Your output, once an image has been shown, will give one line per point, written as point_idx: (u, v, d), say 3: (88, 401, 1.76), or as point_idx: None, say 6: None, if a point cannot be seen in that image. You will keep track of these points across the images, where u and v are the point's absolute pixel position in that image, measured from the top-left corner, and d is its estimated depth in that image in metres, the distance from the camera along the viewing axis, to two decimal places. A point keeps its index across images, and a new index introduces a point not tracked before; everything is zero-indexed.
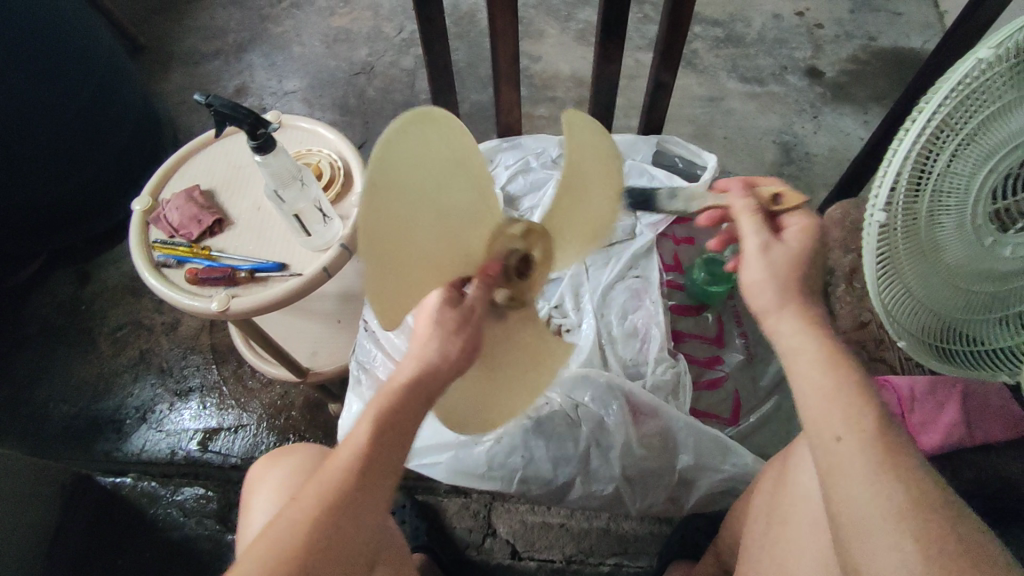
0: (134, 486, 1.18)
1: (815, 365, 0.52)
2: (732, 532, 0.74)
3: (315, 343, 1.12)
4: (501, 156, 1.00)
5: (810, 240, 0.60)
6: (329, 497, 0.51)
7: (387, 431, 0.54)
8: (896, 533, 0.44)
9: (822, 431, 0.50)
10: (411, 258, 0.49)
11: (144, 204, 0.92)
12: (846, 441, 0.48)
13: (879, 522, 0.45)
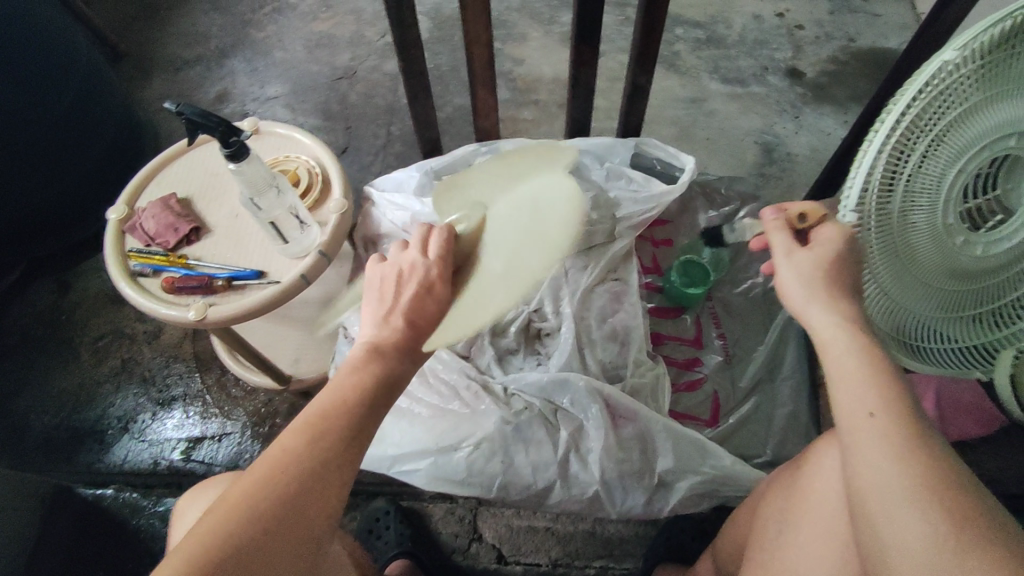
0: (117, 496, 1.17)
1: (852, 356, 0.57)
2: (734, 535, 0.75)
3: (297, 350, 1.11)
4: (478, 161, 0.98)
5: (846, 244, 0.71)
6: (283, 468, 0.50)
7: (344, 409, 0.55)
8: (918, 497, 0.47)
9: (854, 411, 0.54)
10: None
11: (120, 212, 0.91)
12: (878, 418, 0.52)
13: (902, 488, 0.48)
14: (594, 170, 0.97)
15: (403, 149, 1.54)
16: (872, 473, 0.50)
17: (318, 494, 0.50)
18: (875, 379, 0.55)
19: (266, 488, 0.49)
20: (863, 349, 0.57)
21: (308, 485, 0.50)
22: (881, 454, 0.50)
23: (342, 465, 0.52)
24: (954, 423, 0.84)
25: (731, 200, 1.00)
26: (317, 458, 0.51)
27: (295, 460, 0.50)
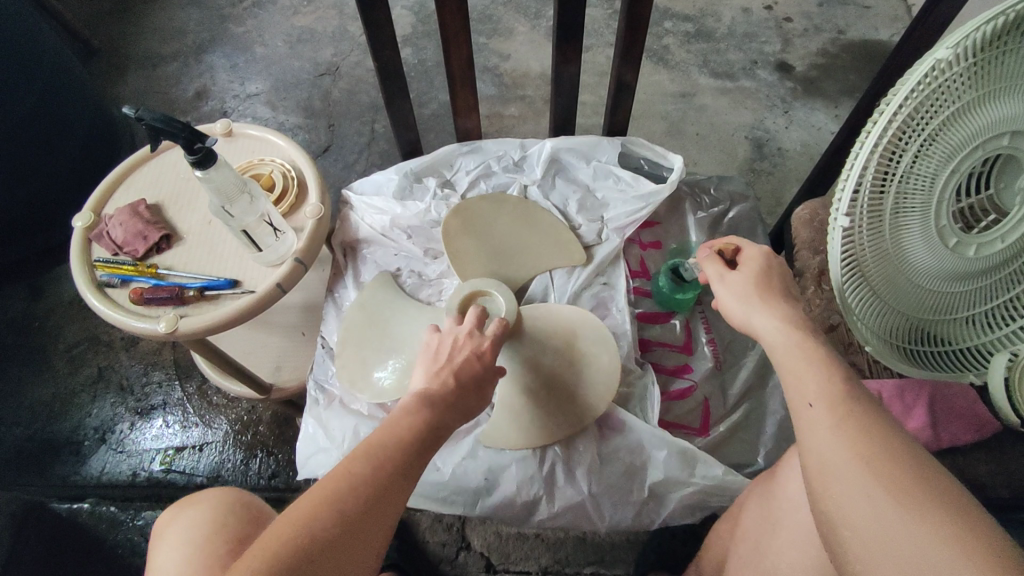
0: (93, 511, 1.13)
1: (792, 354, 0.53)
2: (717, 549, 0.72)
3: (277, 358, 1.08)
4: (461, 161, 0.95)
5: (763, 263, 0.64)
6: (337, 496, 0.50)
7: (398, 442, 0.54)
8: (861, 476, 0.43)
9: (797, 398, 0.50)
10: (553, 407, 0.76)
11: (86, 219, 0.87)
12: (816, 404, 0.48)
13: (847, 461, 0.44)
14: (580, 169, 0.95)
15: (387, 148, 1.51)
16: (821, 460, 0.46)
17: (370, 526, 0.50)
18: (826, 371, 0.50)
19: (317, 515, 0.48)
20: (801, 343, 0.54)
21: (360, 516, 0.49)
22: (827, 438, 0.46)
23: (392, 497, 0.52)
24: (948, 429, 0.80)
25: (720, 200, 0.98)
26: (368, 490, 0.51)
27: (350, 488, 0.50)
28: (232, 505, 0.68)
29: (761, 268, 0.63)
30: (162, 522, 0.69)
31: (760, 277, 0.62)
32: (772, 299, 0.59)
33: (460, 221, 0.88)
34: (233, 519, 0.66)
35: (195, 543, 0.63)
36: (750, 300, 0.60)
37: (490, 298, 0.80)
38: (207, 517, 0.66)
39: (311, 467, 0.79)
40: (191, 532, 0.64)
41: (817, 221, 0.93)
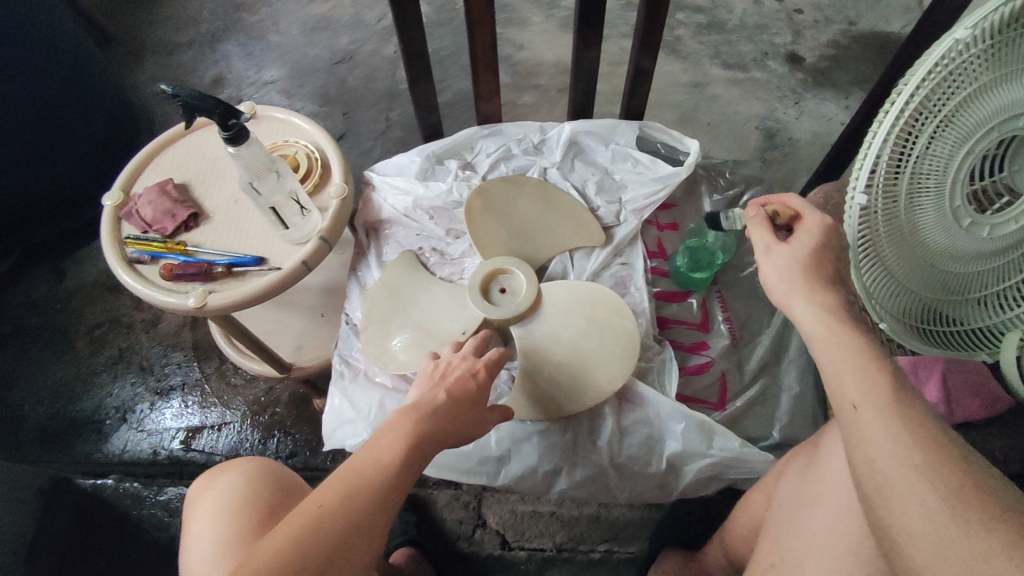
0: (118, 487, 1.16)
1: (840, 351, 0.54)
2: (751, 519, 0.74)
3: (298, 337, 1.10)
4: (482, 143, 0.98)
5: (813, 241, 0.64)
6: (313, 531, 0.50)
7: (374, 475, 0.55)
8: (919, 485, 0.44)
9: (844, 401, 0.51)
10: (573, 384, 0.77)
11: (115, 198, 0.89)
12: (863, 410, 0.49)
13: (902, 470, 0.45)
14: (599, 153, 0.98)
15: (402, 135, 1.53)
16: (879, 461, 0.46)
17: (346, 565, 0.50)
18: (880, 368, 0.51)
19: (293, 551, 0.49)
20: (842, 339, 0.54)
21: (336, 554, 0.50)
22: (884, 439, 0.47)
23: (369, 534, 0.52)
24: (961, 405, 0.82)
25: (735, 183, 1.00)
26: (344, 527, 0.51)
27: (326, 524, 0.51)
28: (264, 473, 0.72)
29: (817, 248, 0.64)
30: (193, 494, 0.72)
31: (817, 256, 0.64)
32: (822, 286, 0.61)
33: (479, 204, 0.89)
34: (265, 487, 0.70)
35: (230, 510, 0.67)
36: (803, 281, 0.62)
37: (512, 276, 0.85)
38: (241, 484, 0.70)
39: (336, 438, 0.82)
40: (225, 498, 0.68)
41: (831, 204, 0.95)
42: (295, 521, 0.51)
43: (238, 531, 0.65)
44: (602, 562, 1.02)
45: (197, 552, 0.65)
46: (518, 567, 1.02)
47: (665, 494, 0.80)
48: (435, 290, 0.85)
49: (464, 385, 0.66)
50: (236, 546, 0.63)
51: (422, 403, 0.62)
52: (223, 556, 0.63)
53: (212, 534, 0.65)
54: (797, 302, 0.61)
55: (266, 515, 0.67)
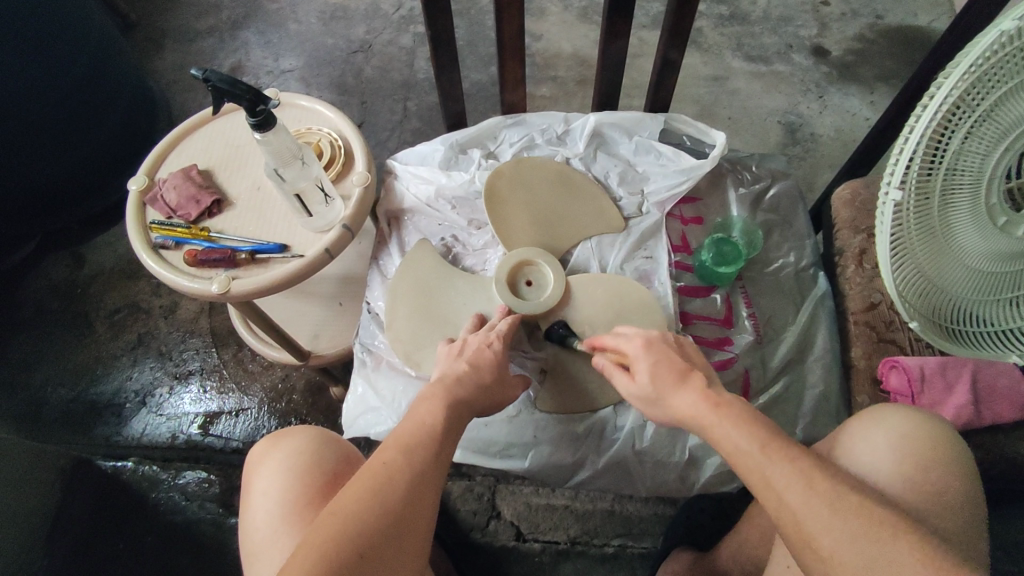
0: (136, 470, 1.18)
1: (736, 418, 0.54)
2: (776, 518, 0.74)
3: (316, 326, 1.10)
4: (506, 133, 0.98)
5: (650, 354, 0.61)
6: (378, 490, 0.54)
7: (422, 439, 0.59)
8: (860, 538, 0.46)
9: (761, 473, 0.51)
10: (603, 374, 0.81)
11: (140, 183, 0.90)
12: (780, 466, 0.50)
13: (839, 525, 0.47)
14: (623, 144, 0.97)
15: (420, 126, 1.52)
16: (810, 536, 0.47)
17: (414, 519, 0.54)
18: (763, 443, 0.52)
19: (362, 510, 0.53)
20: (730, 404, 0.55)
21: (403, 510, 0.54)
22: (804, 509, 0.48)
23: (427, 491, 0.56)
24: (989, 408, 0.78)
25: (761, 177, 0.99)
26: (405, 486, 0.55)
27: (389, 485, 0.55)
28: (327, 439, 0.74)
29: (652, 364, 0.60)
30: (256, 452, 0.75)
31: (658, 362, 0.61)
32: (679, 379, 0.58)
33: (498, 183, 0.88)
34: (328, 452, 0.73)
35: (297, 469, 0.70)
36: (662, 383, 0.59)
37: (538, 268, 0.86)
38: (305, 448, 0.72)
39: (360, 425, 0.85)
40: (291, 460, 0.71)
41: (858, 201, 0.94)
42: (358, 484, 0.55)
43: (306, 494, 0.68)
44: (616, 556, 1.01)
45: (264, 510, 0.68)
46: (533, 559, 1.02)
47: (686, 487, 0.82)
48: (457, 283, 0.85)
49: (482, 354, 0.70)
50: (305, 508, 0.67)
51: (445, 374, 0.67)
52: (291, 516, 0.67)
53: (279, 494, 0.69)
54: (668, 403, 0.59)
55: (331, 481, 0.70)
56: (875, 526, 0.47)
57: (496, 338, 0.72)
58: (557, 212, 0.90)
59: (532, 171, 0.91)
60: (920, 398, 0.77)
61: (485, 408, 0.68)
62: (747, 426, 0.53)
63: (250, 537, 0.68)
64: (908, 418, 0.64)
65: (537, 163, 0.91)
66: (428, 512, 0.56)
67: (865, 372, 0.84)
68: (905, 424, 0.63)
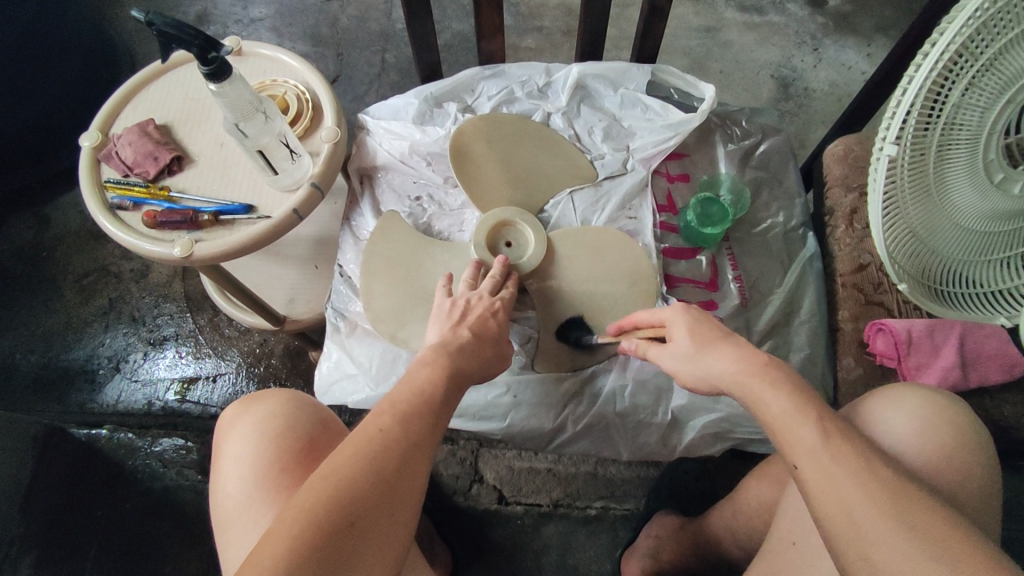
0: (111, 437, 1.15)
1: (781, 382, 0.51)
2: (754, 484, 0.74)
3: (291, 290, 1.06)
4: (483, 85, 0.93)
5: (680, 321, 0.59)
6: (371, 456, 0.51)
7: (418, 407, 0.56)
8: (889, 518, 0.43)
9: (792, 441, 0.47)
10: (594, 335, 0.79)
11: (93, 139, 0.84)
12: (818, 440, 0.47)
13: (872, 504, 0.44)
14: (607, 97, 0.93)
15: (398, 80, 1.45)
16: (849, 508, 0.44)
17: (404, 488, 0.51)
18: (813, 417, 0.48)
19: (352, 474, 0.50)
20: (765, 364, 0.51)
21: (393, 480, 0.51)
22: (844, 484, 0.45)
23: (418, 463, 0.53)
24: (977, 371, 0.76)
25: (751, 133, 0.95)
26: (400, 454, 0.52)
27: (384, 451, 0.52)
28: (300, 403, 0.72)
29: (689, 328, 0.57)
30: (226, 418, 0.73)
31: (696, 323, 0.58)
32: (718, 338, 0.56)
33: (466, 138, 0.85)
34: (302, 416, 0.71)
35: (269, 433, 0.68)
36: (703, 342, 0.56)
37: (517, 229, 0.83)
38: (277, 413, 0.70)
39: (335, 393, 0.82)
40: (263, 426, 0.68)
41: (852, 157, 0.90)
42: (350, 449, 0.51)
43: (277, 461, 0.66)
44: (599, 518, 1.02)
45: (235, 478, 0.66)
46: (514, 522, 1.02)
47: (668, 451, 0.81)
48: (436, 252, 0.83)
49: (485, 321, 0.68)
50: (278, 474, 0.65)
51: (446, 341, 0.64)
52: (262, 483, 0.64)
53: (251, 461, 0.66)
54: (703, 361, 0.55)
55: (305, 445, 0.68)
56: (919, 510, 0.43)
57: (499, 306, 0.71)
58: (531, 170, 0.87)
59: (503, 128, 0.87)
60: (906, 360, 0.76)
61: (481, 378, 0.66)
62: (794, 395, 0.49)
63: (221, 506, 0.66)
64: (927, 398, 0.61)
65: (506, 120, 0.88)
66: (418, 481, 0.53)
67: (851, 335, 0.82)
68: (925, 401, 0.61)
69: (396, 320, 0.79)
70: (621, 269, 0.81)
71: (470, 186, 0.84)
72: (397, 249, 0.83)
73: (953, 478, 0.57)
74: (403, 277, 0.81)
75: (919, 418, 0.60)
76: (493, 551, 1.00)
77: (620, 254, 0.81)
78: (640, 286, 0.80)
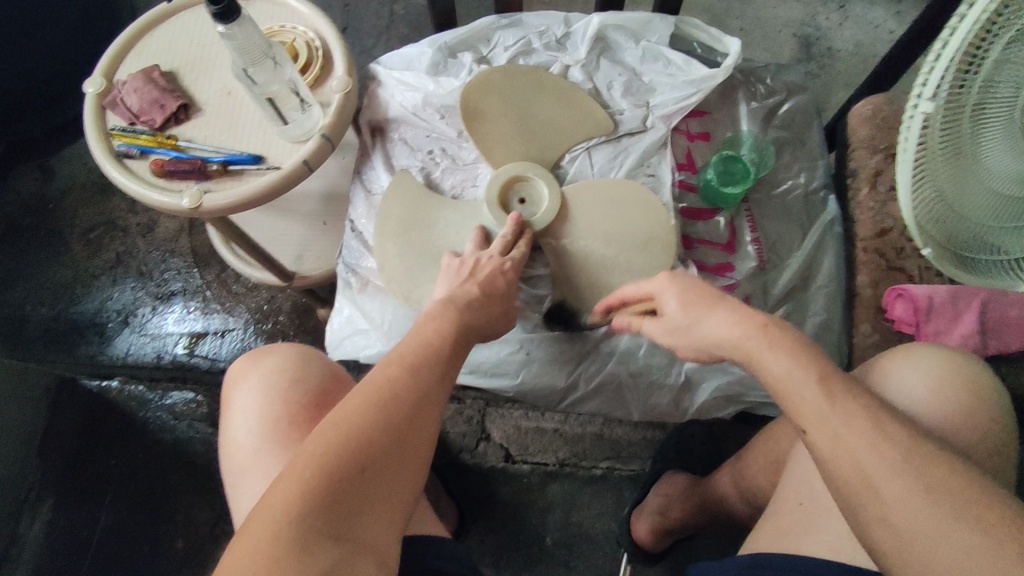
0: (122, 390, 1.15)
1: (795, 342, 0.49)
2: (768, 454, 0.73)
3: (300, 246, 1.05)
4: (499, 35, 0.90)
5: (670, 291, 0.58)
6: (381, 406, 0.51)
7: (427, 360, 0.56)
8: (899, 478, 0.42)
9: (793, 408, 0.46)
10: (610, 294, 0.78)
11: (97, 85, 0.82)
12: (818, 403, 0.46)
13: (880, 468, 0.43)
14: (627, 50, 0.89)
15: (408, 33, 1.41)
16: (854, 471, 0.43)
17: (415, 438, 0.51)
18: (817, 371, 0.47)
19: (363, 422, 0.49)
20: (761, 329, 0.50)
21: (404, 430, 0.50)
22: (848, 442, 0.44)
23: (429, 414, 0.53)
24: (998, 340, 0.75)
25: (775, 91, 0.92)
26: (410, 404, 0.52)
27: (393, 401, 0.51)
28: (308, 357, 0.72)
29: (680, 296, 0.57)
30: (234, 370, 0.73)
31: (685, 290, 0.58)
32: (707, 302, 0.56)
33: (476, 91, 0.83)
34: (313, 369, 0.71)
35: (277, 387, 0.68)
36: (694, 309, 0.56)
37: (530, 184, 0.82)
38: (286, 366, 0.70)
39: (347, 348, 0.82)
40: (271, 379, 0.68)
41: (879, 117, 0.87)
42: (359, 398, 0.51)
43: (286, 415, 0.66)
44: (603, 478, 1.03)
45: (247, 431, 0.66)
46: (521, 479, 1.03)
47: (679, 412, 0.82)
48: (445, 210, 0.81)
49: (493, 281, 0.68)
50: (290, 428, 0.65)
51: (453, 297, 0.64)
52: (274, 435, 0.64)
53: (263, 413, 0.66)
54: (697, 328, 0.56)
55: (315, 399, 0.68)
56: (936, 478, 0.42)
57: (509, 265, 0.71)
58: (549, 124, 0.84)
59: (519, 81, 0.85)
60: (924, 325, 0.75)
61: (486, 336, 0.66)
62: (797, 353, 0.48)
63: (232, 457, 0.66)
64: (951, 361, 0.60)
65: (523, 71, 0.85)
66: (429, 432, 0.53)
67: (870, 300, 0.81)
68: (947, 365, 0.60)
69: (409, 277, 0.79)
70: (639, 228, 0.78)
71: (481, 141, 0.82)
72: (410, 206, 0.81)
73: (967, 431, 0.57)
74: (413, 233, 0.80)
75: (944, 379, 0.59)
76: (500, 508, 1.02)
77: (632, 208, 0.79)
78: (653, 246, 0.78)
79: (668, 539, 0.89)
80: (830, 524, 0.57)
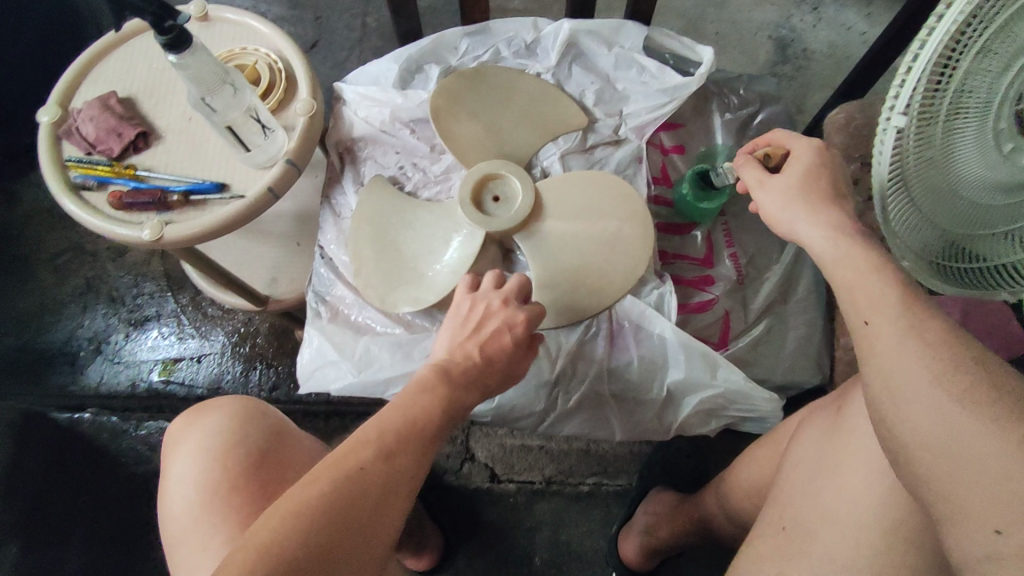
0: (94, 421, 1.14)
1: None
2: (752, 474, 0.72)
3: (274, 268, 1.03)
4: (467, 46, 0.88)
5: (811, 153, 0.62)
6: (344, 495, 0.48)
7: (405, 442, 0.53)
8: None
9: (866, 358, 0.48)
10: (599, 275, 0.76)
11: (51, 114, 0.79)
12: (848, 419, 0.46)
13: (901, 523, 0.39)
14: (601, 56, 0.88)
15: (380, 45, 1.38)
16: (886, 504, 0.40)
17: (371, 537, 0.49)
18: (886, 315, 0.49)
19: (320, 515, 0.47)
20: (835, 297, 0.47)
21: (361, 526, 0.48)
22: None
23: (393, 509, 0.51)
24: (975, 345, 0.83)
25: (750, 101, 0.91)
26: (373, 501, 0.49)
27: (359, 490, 0.49)
28: (250, 412, 0.69)
29: (810, 165, 0.61)
30: (172, 431, 0.70)
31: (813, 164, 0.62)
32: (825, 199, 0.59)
33: (444, 104, 0.81)
34: (252, 425, 0.68)
35: (210, 452, 0.65)
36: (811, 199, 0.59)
37: (502, 181, 0.80)
38: (225, 425, 0.67)
39: (317, 380, 0.79)
40: (207, 441, 0.66)
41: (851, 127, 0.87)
42: (325, 482, 0.48)
43: (226, 480, 0.64)
44: (590, 495, 1.01)
45: (182, 498, 0.64)
46: (506, 499, 1.01)
47: (663, 427, 0.80)
48: (415, 227, 0.80)
49: (500, 339, 0.62)
50: (227, 494, 0.63)
51: (451, 359, 0.60)
52: (211, 498, 0.63)
53: (196, 480, 0.64)
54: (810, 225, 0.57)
55: (255, 460, 0.65)
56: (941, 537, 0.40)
57: (520, 320, 0.63)
58: (522, 130, 0.83)
59: (492, 85, 0.83)
60: None
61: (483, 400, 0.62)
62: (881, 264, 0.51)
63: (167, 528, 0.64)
64: None
65: (493, 75, 0.84)
66: (390, 529, 0.50)
67: None
68: None
69: (387, 283, 0.78)
70: (618, 210, 0.78)
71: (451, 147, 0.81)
72: (378, 224, 0.80)
73: None
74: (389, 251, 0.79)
75: None
76: (486, 530, 1.00)
77: (606, 199, 0.79)
78: (632, 227, 0.77)
79: (655, 559, 0.87)
80: (816, 550, 0.56)
